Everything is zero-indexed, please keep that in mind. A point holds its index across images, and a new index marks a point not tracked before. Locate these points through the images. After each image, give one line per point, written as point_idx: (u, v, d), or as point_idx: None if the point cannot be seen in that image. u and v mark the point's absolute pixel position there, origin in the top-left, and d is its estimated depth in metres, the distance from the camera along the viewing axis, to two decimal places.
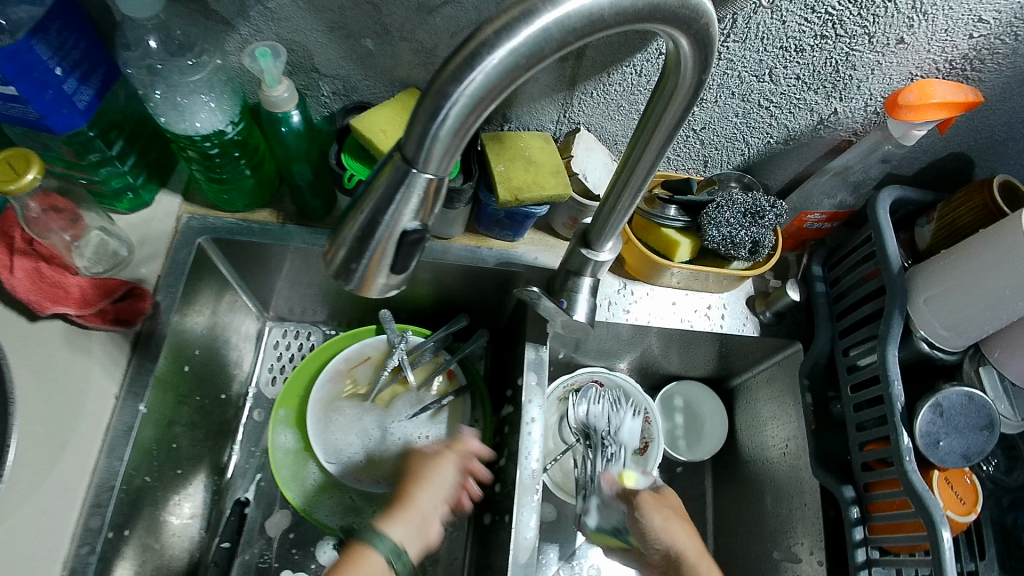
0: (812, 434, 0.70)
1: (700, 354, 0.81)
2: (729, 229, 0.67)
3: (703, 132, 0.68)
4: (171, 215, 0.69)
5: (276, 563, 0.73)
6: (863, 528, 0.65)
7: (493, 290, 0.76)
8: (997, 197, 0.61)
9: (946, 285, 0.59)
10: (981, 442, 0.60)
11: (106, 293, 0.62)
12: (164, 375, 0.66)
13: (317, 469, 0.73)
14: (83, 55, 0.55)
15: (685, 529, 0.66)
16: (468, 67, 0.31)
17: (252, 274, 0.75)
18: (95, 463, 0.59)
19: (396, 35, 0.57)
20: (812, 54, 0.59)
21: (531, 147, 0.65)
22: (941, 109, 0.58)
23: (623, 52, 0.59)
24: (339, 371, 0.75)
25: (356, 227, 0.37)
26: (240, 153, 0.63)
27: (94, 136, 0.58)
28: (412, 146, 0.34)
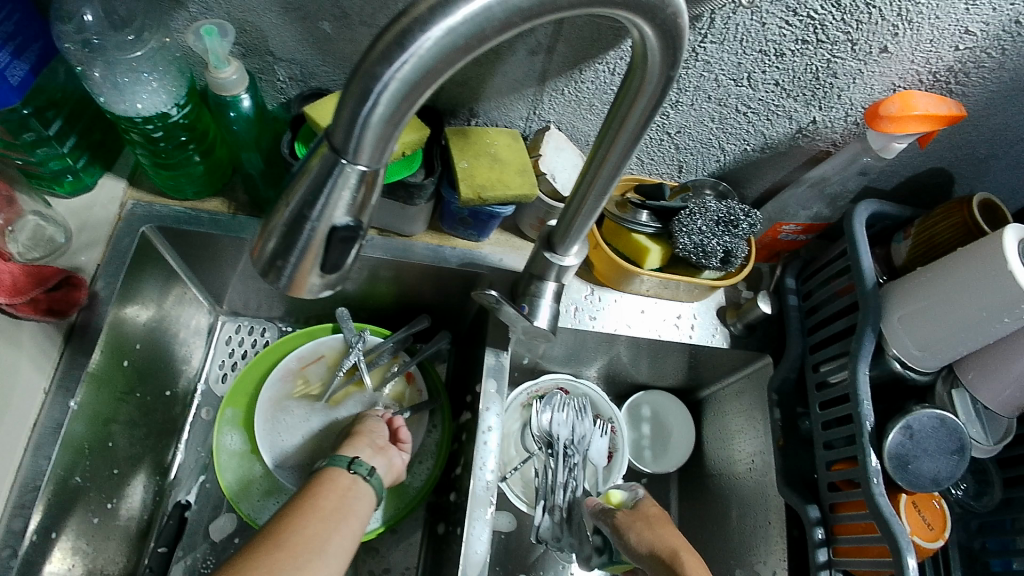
0: (779, 451, 0.68)
1: (669, 364, 0.79)
2: (701, 237, 0.64)
3: (678, 136, 0.66)
4: (115, 201, 0.65)
5: (218, 570, 0.70)
6: (827, 550, 0.62)
7: (456, 292, 0.73)
8: (976, 215, 0.58)
9: (921, 304, 0.57)
10: (951, 466, 0.58)
11: (39, 282, 0.57)
12: (100, 370, 0.62)
13: (264, 472, 0.69)
14: (17, 27, 0.51)
15: (668, 532, 0.60)
16: (399, 49, 0.28)
17: (203, 266, 0.71)
18: (19, 462, 0.56)
19: (356, 19, 0.54)
20: (792, 59, 0.56)
21: (497, 143, 0.62)
22: (924, 122, 0.55)
23: (595, 49, 0.56)
24: (290, 370, 0.72)
25: (283, 220, 0.34)
26: (188, 137, 0.59)
27: (29, 115, 0.54)
28: (340, 135, 0.31)
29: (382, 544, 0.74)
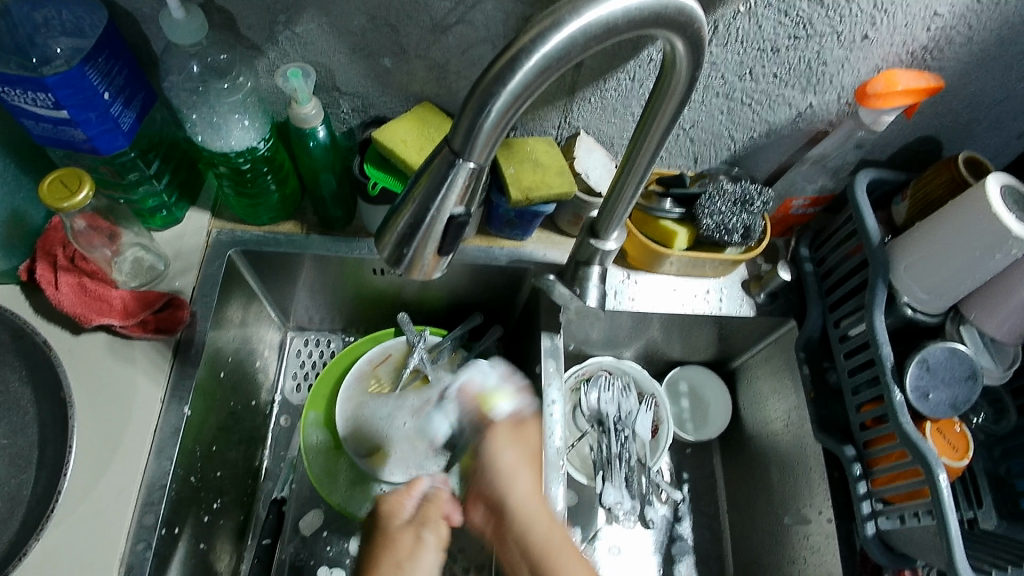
0: (812, 402, 0.75)
1: (701, 337, 0.86)
2: (721, 216, 0.72)
3: (692, 130, 0.74)
4: (202, 230, 0.73)
5: (313, 561, 0.76)
6: (865, 483, 0.70)
7: (505, 288, 0.81)
8: (963, 170, 0.67)
9: (922, 254, 0.66)
10: (968, 391, 0.66)
11: (146, 305, 0.66)
12: (204, 382, 0.69)
13: (349, 466, 0.76)
14: (127, 80, 0.59)
15: (534, 476, 0.59)
16: (510, 71, 0.37)
17: (277, 285, 0.79)
18: (145, 464, 0.62)
19: (412, 53, 0.63)
20: (787, 53, 0.65)
21: (536, 150, 0.70)
22: (907, 95, 0.64)
23: (618, 60, 0.65)
24: (362, 371, 0.80)
25: (407, 218, 0.43)
26: (267, 168, 0.67)
27: (135, 157, 0.63)
28: (459, 140, 0.40)
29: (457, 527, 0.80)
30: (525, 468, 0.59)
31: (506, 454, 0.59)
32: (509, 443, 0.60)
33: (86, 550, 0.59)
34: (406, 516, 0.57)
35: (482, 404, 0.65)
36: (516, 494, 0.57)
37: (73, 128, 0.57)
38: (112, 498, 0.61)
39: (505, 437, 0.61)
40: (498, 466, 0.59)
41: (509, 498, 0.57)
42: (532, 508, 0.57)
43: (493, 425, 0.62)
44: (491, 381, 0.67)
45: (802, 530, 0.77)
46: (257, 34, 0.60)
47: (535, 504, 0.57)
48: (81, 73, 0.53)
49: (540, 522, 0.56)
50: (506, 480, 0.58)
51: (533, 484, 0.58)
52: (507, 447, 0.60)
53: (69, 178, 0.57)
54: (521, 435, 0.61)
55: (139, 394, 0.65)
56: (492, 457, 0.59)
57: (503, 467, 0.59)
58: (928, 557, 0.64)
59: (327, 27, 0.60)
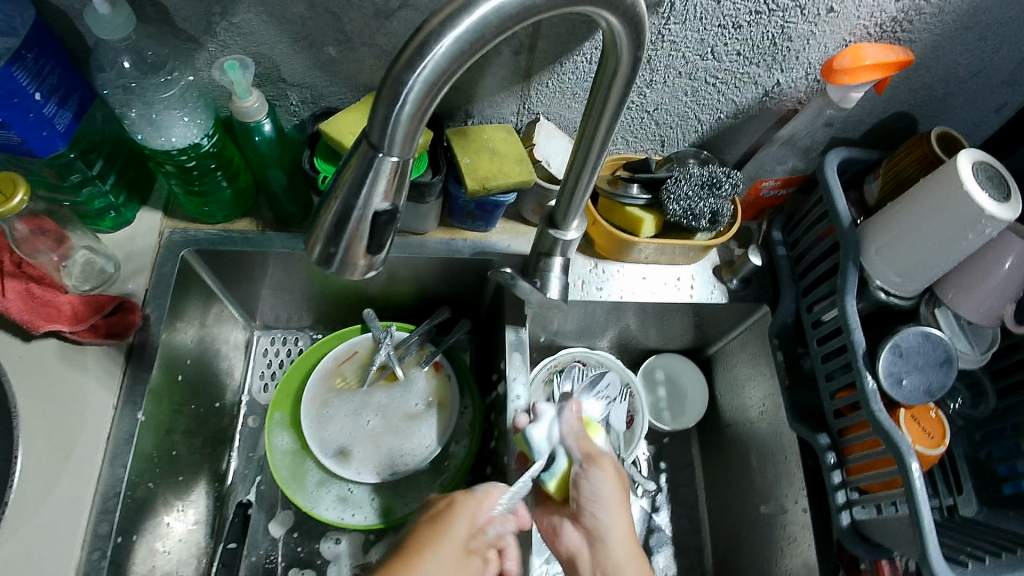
0: (787, 389, 0.73)
1: (676, 325, 0.85)
2: (689, 202, 0.70)
3: (656, 113, 0.72)
4: (154, 231, 0.71)
5: (283, 563, 0.74)
6: (840, 472, 0.68)
7: (471, 281, 0.79)
8: (934, 148, 0.64)
9: (893, 234, 0.63)
10: (942, 377, 0.64)
11: (97, 309, 0.64)
12: (159, 386, 0.67)
13: (315, 467, 0.75)
14: (60, 79, 0.58)
15: (617, 486, 0.63)
16: (420, 56, 0.35)
17: (237, 284, 0.77)
18: (98, 472, 0.61)
19: (358, 41, 0.60)
20: (749, 29, 0.62)
21: (494, 138, 0.68)
22: (875, 71, 0.62)
23: (572, 42, 0.62)
24: (328, 369, 0.78)
25: (331, 216, 0.41)
26: (216, 164, 0.65)
27: (74, 157, 0.61)
28: (376, 133, 0.38)
29: None
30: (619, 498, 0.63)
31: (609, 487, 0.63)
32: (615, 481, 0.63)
33: (39, 560, 0.57)
34: (477, 522, 0.59)
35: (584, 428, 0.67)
36: (609, 510, 0.62)
37: (6, 131, 0.55)
38: (65, 507, 0.59)
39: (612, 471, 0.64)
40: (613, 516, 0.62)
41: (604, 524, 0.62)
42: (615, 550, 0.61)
43: (596, 459, 0.64)
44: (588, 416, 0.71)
45: (780, 520, 0.76)
46: (194, 25, 0.57)
47: (619, 524, 0.62)
48: (7, 74, 0.52)
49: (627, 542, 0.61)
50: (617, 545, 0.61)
51: (616, 498, 0.62)
52: (603, 475, 0.63)
53: (3, 182, 0.56)
54: (615, 476, 0.64)
55: (90, 400, 0.63)
56: (592, 477, 0.63)
57: (600, 501, 0.62)
58: (902, 549, 0.62)
59: (266, 17, 0.57)
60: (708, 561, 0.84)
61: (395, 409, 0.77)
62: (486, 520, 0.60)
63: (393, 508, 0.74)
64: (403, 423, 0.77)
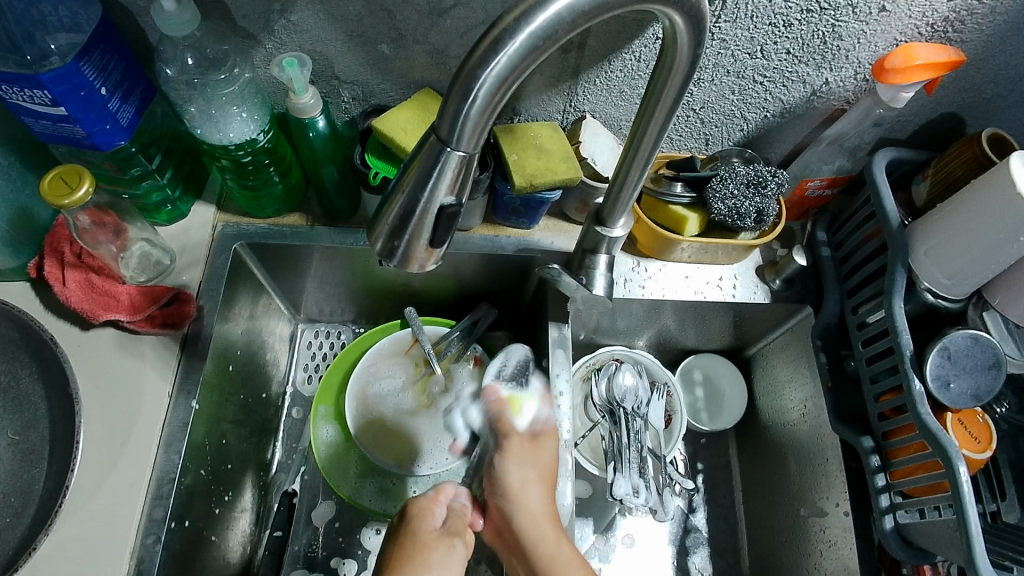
0: (829, 392, 0.73)
1: (715, 325, 0.85)
2: (734, 201, 0.69)
3: (702, 111, 0.72)
4: (207, 224, 0.73)
5: (325, 552, 0.76)
6: (884, 475, 0.68)
7: (514, 277, 0.80)
8: (986, 149, 0.64)
9: (943, 237, 0.63)
10: (990, 380, 0.64)
11: (153, 300, 0.66)
12: (210, 377, 0.69)
13: (358, 458, 0.76)
14: (123, 75, 0.59)
15: (543, 492, 0.60)
16: (494, 52, 0.35)
17: (284, 277, 0.79)
18: (155, 458, 0.63)
19: (410, 39, 0.61)
20: (800, 28, 0.62)
21: (541, 135, 0.69)
22: (926, 70, 0.61)
23: (621, 40, 0.63)
24: (372, 365, 0.79)
25: (398, 209, 0.41)
26: (269, 160, 0.67)
27: (136, 151, 0.63)
28: (445, 128, 0.38)
29: None
30: (542, 506, 0.59)
31: (523, 474, 0.60)
32: (520, 458, 0.62)
33: (97, 542, 0.59)
34: (438, 525, 0.56)
35: (505, 408, 0.67)
36: (518, 492, 0.59)
37: (71, 125, 0.57)
38: (122, 492, 0.61)
39: (520, 452, 0.62)
40: (517, 497, 0.59)
41: (519, 514, 0.58)
42: (533, 533, 0.57)
43: (506, 437, 0.64)
44: (515, 387, 0.71)
45: (819, 522, 0.76)
46: (253, 23, 0.59)
47: (536, 511, 0.58)
48: (76, 69, 0.53)
49: (543, 528, 0.57)
50: (523, 517, 0.58)
51: (543, 492, 0.60)
52: (514, 464, 0.61)
53: (69, 175, 0.57)
54: (533, 448, 0.63)
55: (147, 388, 0.65)
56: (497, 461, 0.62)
57: (506, 486, 0.60)
58: (946, 553, 0.62)
59: (322, 15, 0.59)
60: (744, 564, 0.84)
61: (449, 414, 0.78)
62: (440, 523, 0.56)
63: None
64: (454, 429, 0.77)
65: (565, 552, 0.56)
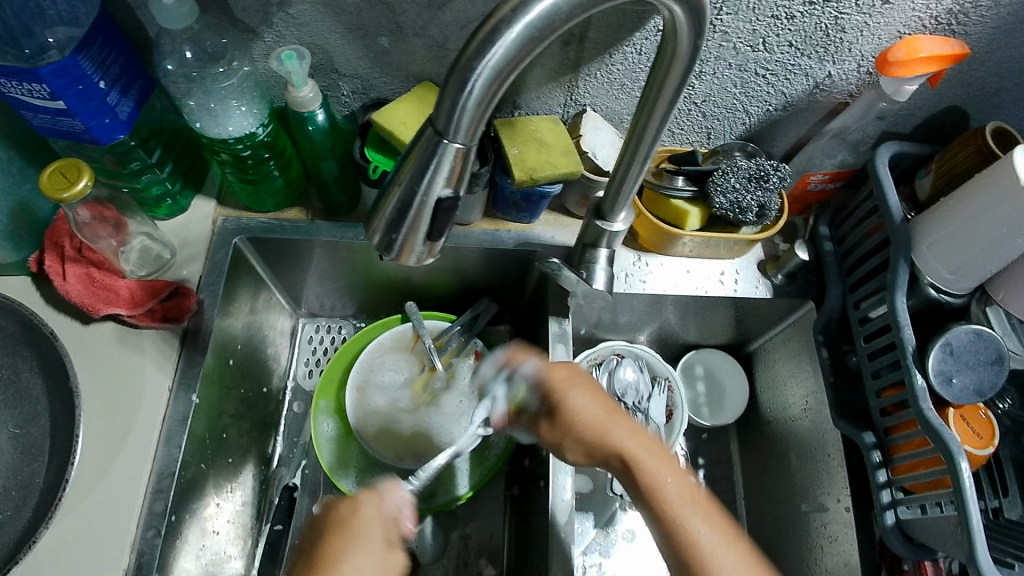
0: (830, 385, 0.73)
1: (717, 320, 0.85)
2: (735, 195, 0.69)
3: (703, 105, 0.72)
4: (208, 218, 0.73)
5: None
6: (885, 471, 0.68)
7: (515, 271, 0.80)
8: (990, 142, 0.63)
9: (946, 231, 0.63)
10: (992, 376, 0.63)
11: (154, 294, 0.66)
12: (211, 371, 0.69)
13: (359, 452, 0.76)
14: (123, 68, 0.59)
15: (587, 393, 0.60)
16: (491, 43, 0.35)
17: (285, 271, 0.79)
18: (155, 452, 0.63)
19: (410, 32, 0.61)
20: (802, 20, 0.61)
21: (541, 129, 0.68)
22: (929, 64, 0.60)
23: (622, 33, 0.62)
24: (373, 359, 0.79)
25: (395, 201, 0.41)
26: (269, 154, 0.67)
27: (134, 145, 0.63)
28: (442, 120, 0.38)
29: (466, 515, 0.80)
30: (598, 410, 0.58)
31: (582, 401, 0.59)
32: (579, 386, 0.61)
33: (98, 535, 0.59)
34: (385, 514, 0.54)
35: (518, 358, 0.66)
36: (585, 416, 0.58)
37: (70, 118, 0.57)
38: (123, 485, 0.61)
39: (567, 378, 0.61)
40: (571, 408, 0.59)
41: (568, 414, 0.59)
42: (617, 436, 0.56)
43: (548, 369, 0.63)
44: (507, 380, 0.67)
45: (820, 518, 0.76)
46: (252, 16, 0.59)
47: (589, 405, 0.59)
48: (75, 62, 0.53)
49: (627, 431, 0.56)
50: (586, 415, 0.58)
51: (601, 408, 0.59)
52: (571, 390, 0.60)
53: (68, 168, 0.57)
54: (572, 374, 0.62)
55: (148, 382, 0.65)
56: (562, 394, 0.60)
57: (586, 419, 0.58)
58: (948, 549, 0.62)
59: (321, 8, 0.58)
60: None
61: (449, 409, 0.78)
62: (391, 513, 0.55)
63: (437, 493, 0.75)
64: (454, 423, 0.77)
65: (632, 437, 0.55)
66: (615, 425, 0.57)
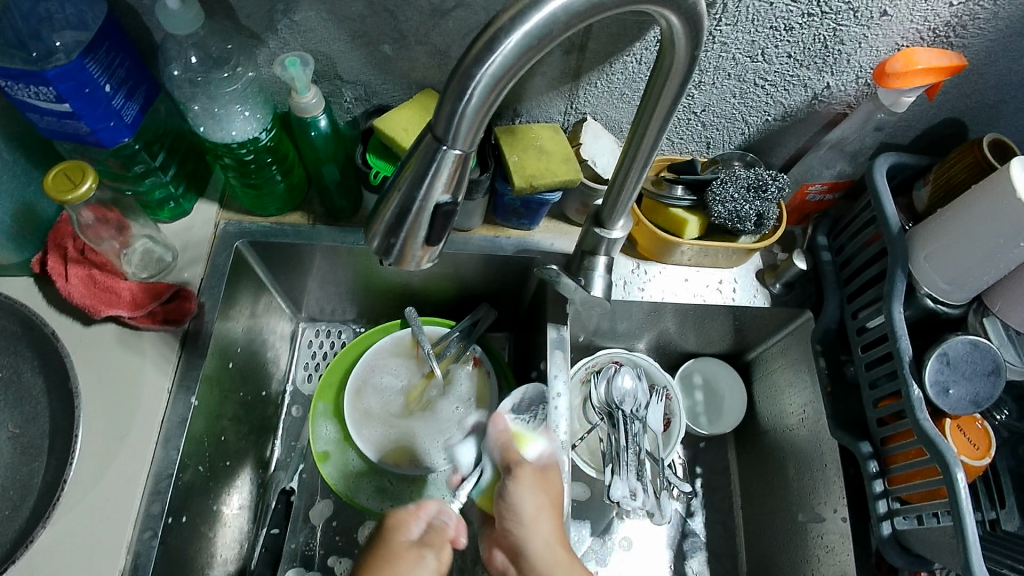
0: (829, 397, 0.73)
1: (715, 329, 0.85)
2: (734, 205, 0.69)
3: (703, 114, 0.72)
4: (210, 222, 0.73)
5: (322, 550, 0.77)
6: (882, 481, 0.68)
7: (514, 278, 0.80)
8: (987, 154, 0.64)
9: (943, 242, 0.63)
10: (989, 387, 0.63)
11: (155, 296, 0.67)
12: (211, 372, 0.70)
13: (357, 457, 0.76)
14: (128, 72, 0.60)
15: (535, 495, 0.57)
16: (489, 51, 0.35)
17: (286, 276, 0.79)
18: (153, 454, 0.63)
19: (413, 39, 0.62)
20: (800, 31, 0.62)
21: (542, 137, 0.69)
22: (927, 75, 0.61)
23: (622, 43, 0.63)
24: (372, 363, 0.80)
25: (394, 207, 0.42)
26: (271, 158, 0.67)
27: (139, 149, 0.64)
28: (442, 126, 0.39)
29: None
30: (549, 527, 0.56)
31: (523, 495, 0.57)
32: (531, 488, 0.58)
33: (95, 535, 0.60)
34: (412, 538, 0.56)
35: (512, 440, 0.64)
36: (530, 522, 0.56)
37: (76, 121, 0.58)
38: (121, 486, 0.61)
39: (526, 479, 0.58)
40: (517, 512, 0.56)
41: (522, 545, 0.55)
42: (543, 564, 0.54)
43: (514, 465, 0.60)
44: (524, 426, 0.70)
45: (816, 528, 0.76)
46: (257, 23, 0.60)
47: (545, 539, 0.55)
48: (82, 66, 0.54)
49: (553, 559, 0.54)
50: (511, 515, 0.56)
51: (550, 530, 0.56)
52: (525, 491, 0.57)
53: (72, 171, 0.58)
54: (543, 480, 0.59)
55: (147, 383, 0.65)
56: (504, 508, 0.57)
57: (519, 515, 0.56)
58: (943, 560, 0.62)
59: (325, 15, 0.59)
60: (741, 568, 0.84)
61: (447, 415, 0.79)
62: (418, 536, 0.56)
63: (432, 500, 0.75)
64: (453, 431, 0.78)
65: (550, 546, 0.55)
66: (547, 523, 0.56)
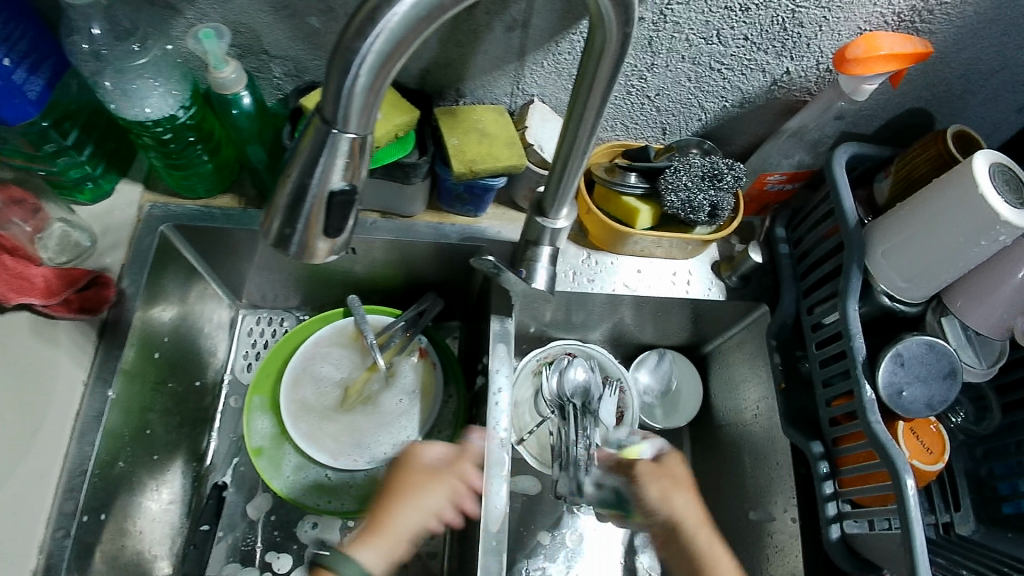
0: (782, 393, 0.71)
1: (673, 321, 0.82)
2: (687, 194, 0.66)
3: (657, 98, 0.68)
4: (133, 204, 0.70)
5: (260, 546, 0.74)
6: (832, 482, 0.65)
7: (461, 266, 0.77)
8: (951, 147, 0.61)
9: (901, 238, 0.60)
10: (944, 390, 0.61)
11: (71, 283, 0.62)
12: (132, 366, 0.66)
13: (294, 453, 0.73)
14: (31, 45, 0.56)
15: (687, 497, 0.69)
16: (371, 25, 0.32)
17: (220, 262, 0.75)
18: (66, 449, 0.60)
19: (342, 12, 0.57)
20: (757, 12, 0.58)
21: (484, 119, 0.65)
22: (889, 62, 0.57)
23: (567, 21, 0.59)
24: (311, 353, 0.77)
25: (286, 195, 0.38)
26: (195, 137, 0.63)
27: (48, 127, 0.59)
28: (330, 107, 0.35)
29: None
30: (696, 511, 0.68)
31: (671, 497, 0.68)
32: (675, 486, 0.69)
33: None
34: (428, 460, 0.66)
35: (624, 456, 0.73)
36: (670, 509, 0.68)
37: None
38: (31, 484, 0.58)
39: (650, 472, 0.70)
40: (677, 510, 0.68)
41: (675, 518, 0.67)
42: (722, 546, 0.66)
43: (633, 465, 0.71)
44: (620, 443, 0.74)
45: (768, 527, 0.74)
46: None
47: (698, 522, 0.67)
48: None
49: (705, 536, 0.66)
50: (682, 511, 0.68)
51: (698, 516, 0.68)
52: (651, 484, 0.69)
53: None
54: (664, 470, 0.71)
55: (62, 374, 0.62)
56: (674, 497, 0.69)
57: (664, 499, 0.68)
58: (892, 567, 0.60)
59: None
60: None
61: (388, 408, 0.76)
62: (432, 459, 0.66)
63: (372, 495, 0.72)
64: (394, 425, 0.75)
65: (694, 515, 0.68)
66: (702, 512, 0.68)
